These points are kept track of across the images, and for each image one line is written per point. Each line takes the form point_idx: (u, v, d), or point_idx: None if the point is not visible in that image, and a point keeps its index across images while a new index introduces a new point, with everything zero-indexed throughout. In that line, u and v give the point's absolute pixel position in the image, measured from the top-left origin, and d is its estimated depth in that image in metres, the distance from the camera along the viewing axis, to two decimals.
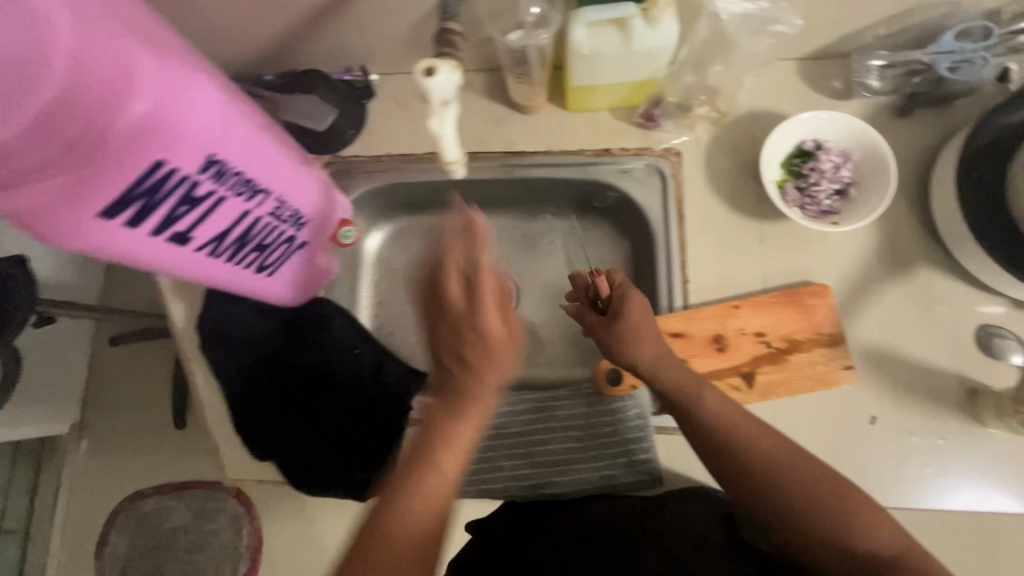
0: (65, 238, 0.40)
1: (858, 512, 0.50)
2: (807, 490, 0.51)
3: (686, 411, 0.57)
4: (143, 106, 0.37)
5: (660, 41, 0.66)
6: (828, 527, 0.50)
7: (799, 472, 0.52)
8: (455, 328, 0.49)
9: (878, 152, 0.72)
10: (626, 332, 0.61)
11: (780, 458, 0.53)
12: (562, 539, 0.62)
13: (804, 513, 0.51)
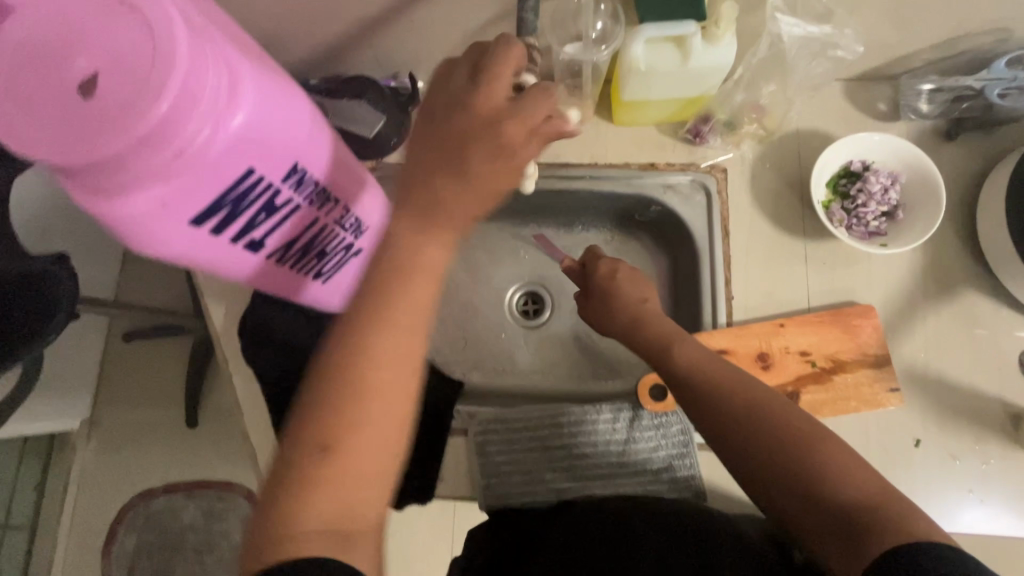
0: (154, 245, 0.39)
1: (831, 463, 0.50)
2: (780, 443, 0.52)
3: (666, 356, 0.64)
4: (243, 115, 0.37)
5: (718, 60, 0.66)
6: (798, 478, 0.50)
7: (772, 420, 0.54)
8: (494, 149, 0.46)
9: (928, 174, 0.72)
10: (610, 286, 0.71)
11: (754, 411, 0.55)
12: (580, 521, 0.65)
13: (776, 466, 0.52)
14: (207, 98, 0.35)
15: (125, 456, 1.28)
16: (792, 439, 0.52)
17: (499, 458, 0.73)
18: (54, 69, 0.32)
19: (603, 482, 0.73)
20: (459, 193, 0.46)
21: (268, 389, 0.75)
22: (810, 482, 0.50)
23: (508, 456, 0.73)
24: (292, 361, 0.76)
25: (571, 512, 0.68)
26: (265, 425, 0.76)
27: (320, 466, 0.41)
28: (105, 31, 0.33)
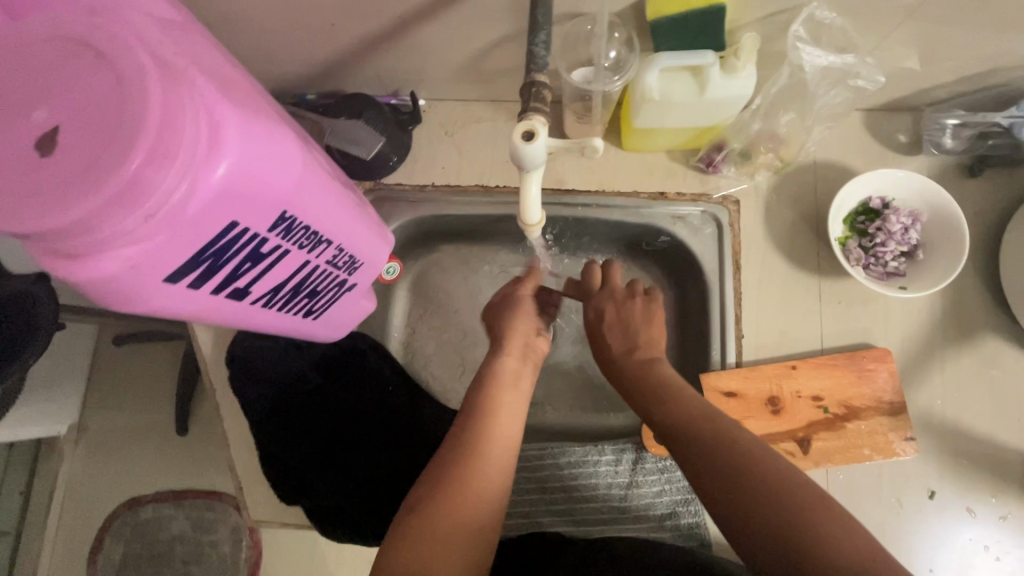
0: (127, 305, 0.36)
1: (810, 514, 0.39)
2: (741, 482, 0.43)
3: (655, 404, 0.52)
4: (226, 169, 0.34)
5: (735, 91, 0.63)
6: (762, 520, 0.40)
7: (737, 452, 0.45)
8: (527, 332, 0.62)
9: (951, 214, 0.69)
10: (608, 319, 0.61)
11: (723, 438, 0.46)
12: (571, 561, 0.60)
13: (734, 501, 0.42)
14: (184, 153, 0.31)
15: (115, 468, 1.09)
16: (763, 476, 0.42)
17: None
18: (11, 122, 0.29)
19: (603, 526, 0.71)
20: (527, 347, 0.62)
21: (256, 422, 0.72)
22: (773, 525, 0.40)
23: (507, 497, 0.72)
24: (283, 394, 0.74)
25: (572, 547, 0.64)
26: (251, 458, 0.73)
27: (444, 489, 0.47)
28: (68, 80, 0.29)
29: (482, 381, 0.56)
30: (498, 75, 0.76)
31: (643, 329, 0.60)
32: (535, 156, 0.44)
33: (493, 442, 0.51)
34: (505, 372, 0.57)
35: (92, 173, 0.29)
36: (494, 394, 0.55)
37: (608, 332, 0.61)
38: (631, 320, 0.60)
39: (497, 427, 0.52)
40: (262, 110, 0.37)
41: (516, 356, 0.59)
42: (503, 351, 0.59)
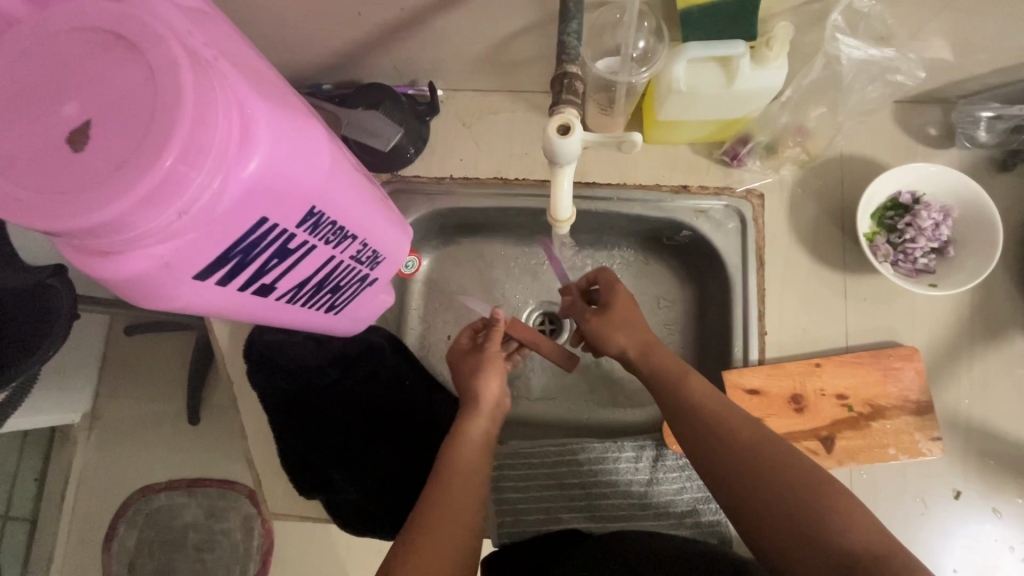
0: (157, 301, 0.35)
1: (818, 495, 0.44)
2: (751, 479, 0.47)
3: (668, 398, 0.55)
4: (258, 164, 0.33)
5: (766, 82, 0.61)
6: (773, 509, 0.45)
7: (740, 451, 0.49)
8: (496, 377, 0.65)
9: (983, 210, 0.67)
10: (618, 319, 0.62)
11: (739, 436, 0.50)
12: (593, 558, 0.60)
13: (749, 497, 0.47)
14: (217, 148, 0.30)
15: (129, 457, 1.10)
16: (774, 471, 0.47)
17: (515, 494, 0.72)
18: (41, 117, 0.28)
19: (622, 522, 0.70)
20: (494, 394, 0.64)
21: (275, 415, 0.72)
22: (783, 513, 0.45)
23: (524, 493, 0.72)
24: (301, 388, 0.74)
25: (592, 541, 0.64)
26: (269, 451, 0.73)
27: (420, 546, 0.51)
28: (100, 72, 0.28)
29: (455, 445, 0.59)
30: (518, 65, 0.74)
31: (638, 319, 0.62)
32: (569, 152, 0.42)
33: (460, 507, 0.54)
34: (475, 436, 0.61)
35: (126, 169, 0.28)
36: (458, 458, 0.58)
37: (614, 326, 0.61)
38: (614, 312, 0.62)
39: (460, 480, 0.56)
40: (290, 103, 0.36)
41: (486, 418, 0.62)
42: (473, 414, 0.62)
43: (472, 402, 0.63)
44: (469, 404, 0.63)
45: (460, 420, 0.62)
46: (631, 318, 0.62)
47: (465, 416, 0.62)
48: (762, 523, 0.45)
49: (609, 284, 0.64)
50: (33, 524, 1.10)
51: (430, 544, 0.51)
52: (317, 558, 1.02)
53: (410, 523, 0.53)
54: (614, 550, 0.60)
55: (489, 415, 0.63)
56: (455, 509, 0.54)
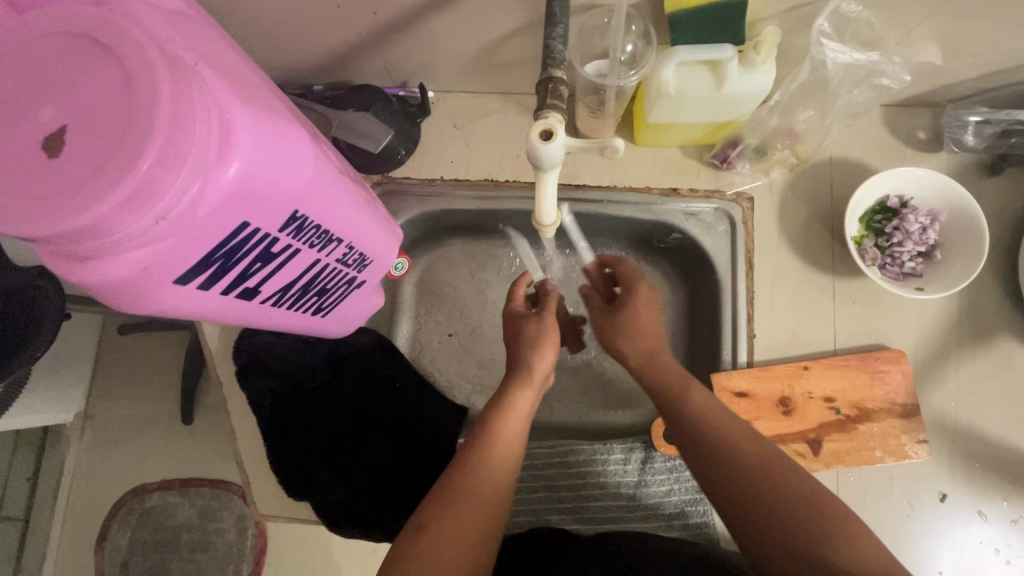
0: (137, 305, 0.35)
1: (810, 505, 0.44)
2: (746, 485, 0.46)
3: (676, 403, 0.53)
4: (238, 169, 0.33)
5: (754, 86, 0.61)
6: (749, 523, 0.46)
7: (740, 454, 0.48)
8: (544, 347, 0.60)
9: (970, 214, 0.68)
10: (624, 325, 0.58)
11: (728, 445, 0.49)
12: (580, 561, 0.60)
13: (729, 508, 0.47)
14: (195, 153, 0.30)
15: (121, 457, 1.09)
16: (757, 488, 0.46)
17: None
18: (16, 122, 0.28)
19: (610, 523, 0.71)
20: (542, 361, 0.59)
21: (263, 418, 0.72)
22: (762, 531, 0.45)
23: (514, 495, 0.72)
24: (291, 390, 0.74)
25: (580, 542, 0.64)
26: (259, 452, 0.73)
27: (445, 519, 0.47)
28: (78, 77, 0.28)
29: (496, 413, 0.55)
30: (509, 67, 0.74)
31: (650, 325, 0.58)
32: (551, 156, 0.42)
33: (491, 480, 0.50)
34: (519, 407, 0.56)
35: (102, 174, 0.28)
36: (501, 424, 0.54)
37: (622, 332, 0.58)
38: (623, 314, 0.59)
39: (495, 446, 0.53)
40: (272, 107, 0.36)
41: (531, 389, 0.58)
42: (517, 383, 0.58)
43: (515, 370, 0.59)
44: (514, 370, 0.59)
45: (505, 387, 0.58)
46: (639, 323, 0.58)
47: (512, 385, 0.57)
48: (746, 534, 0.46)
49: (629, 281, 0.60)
50: (25, 523, 1.09)
51: (454, 514, 0.48)
52: (310, 559, 1.02)
53: (438, 490, 0.49)
54: (601, 553, 0.60)
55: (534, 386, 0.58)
56: (487, 481, 0.50)
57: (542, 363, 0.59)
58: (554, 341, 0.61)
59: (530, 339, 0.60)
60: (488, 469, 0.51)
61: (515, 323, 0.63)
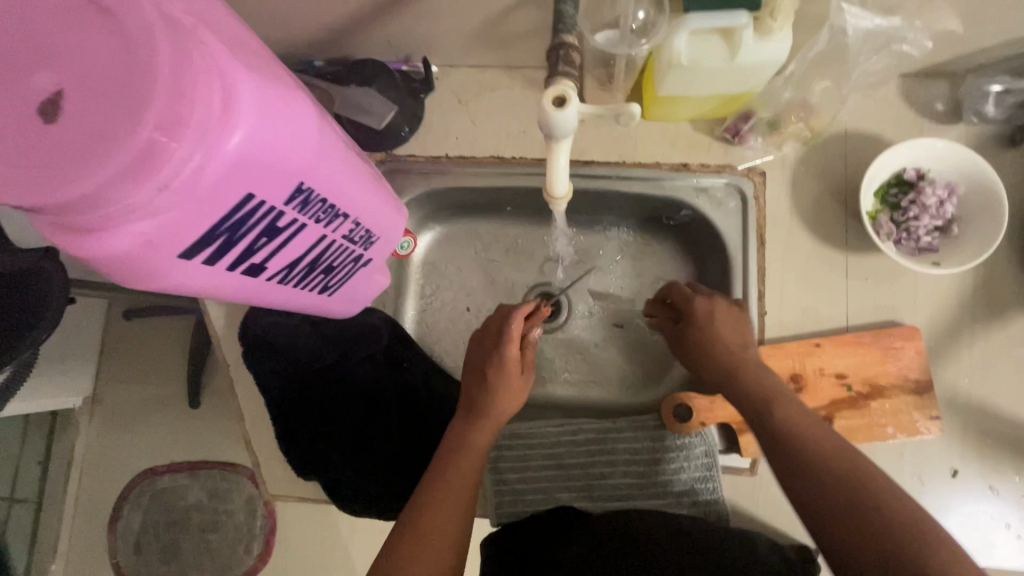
0: (141, 280, 0.35)
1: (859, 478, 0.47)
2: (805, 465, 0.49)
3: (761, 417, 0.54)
4: (241, 138, 0.31)
5: (770, 56, 0.59)
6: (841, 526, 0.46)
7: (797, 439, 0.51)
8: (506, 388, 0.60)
9: (990, 186, 0.66)
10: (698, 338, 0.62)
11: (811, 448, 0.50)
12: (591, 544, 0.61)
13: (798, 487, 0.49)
14: (196, 122, 0.29)
15: (131, 440, 1.10)
16: (852, 497, 0.46)
17: (514, 475, 0.72)
18: (6, 83, 0.25)
19: (619, 501, 0.71)
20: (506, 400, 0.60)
21: (270, 399, 0.72)
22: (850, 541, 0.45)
23: (522, 474, 0.72)
24: (297, 371, 0.74)
25: (588, 521, 0.64)
26: (268, 433, 0.73)
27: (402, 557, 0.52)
28: None
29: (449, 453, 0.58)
30: (515, 40, 0.72)
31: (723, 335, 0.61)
32: (565, 125, 0.41)
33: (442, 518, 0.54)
34: (475, 451, 0.58)
35: (99, 143, 0.27)
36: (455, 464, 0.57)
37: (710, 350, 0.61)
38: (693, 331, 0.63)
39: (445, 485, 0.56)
40: (275, 74, 0.34)
41: (489, 435, 0.60)
42: (477, 428, 0.59)
43: (480, 416, 0.60)
44: (478, 417, 0.59)
45: (461, 430, 0.60)
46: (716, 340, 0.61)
47: (466, 428, 0.59)
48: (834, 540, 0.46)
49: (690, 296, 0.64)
50: (38, 505, 1.10)
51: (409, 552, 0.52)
52: (320, 538, 1.03)
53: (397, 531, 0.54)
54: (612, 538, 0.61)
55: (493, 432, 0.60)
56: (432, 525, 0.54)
57: (505, 409, 0.60)
58: (522, 388, 0.61)
59: (503, 393, 0.60)
60: (437, 514, 0.55)
61: (501, 376, 0.60)
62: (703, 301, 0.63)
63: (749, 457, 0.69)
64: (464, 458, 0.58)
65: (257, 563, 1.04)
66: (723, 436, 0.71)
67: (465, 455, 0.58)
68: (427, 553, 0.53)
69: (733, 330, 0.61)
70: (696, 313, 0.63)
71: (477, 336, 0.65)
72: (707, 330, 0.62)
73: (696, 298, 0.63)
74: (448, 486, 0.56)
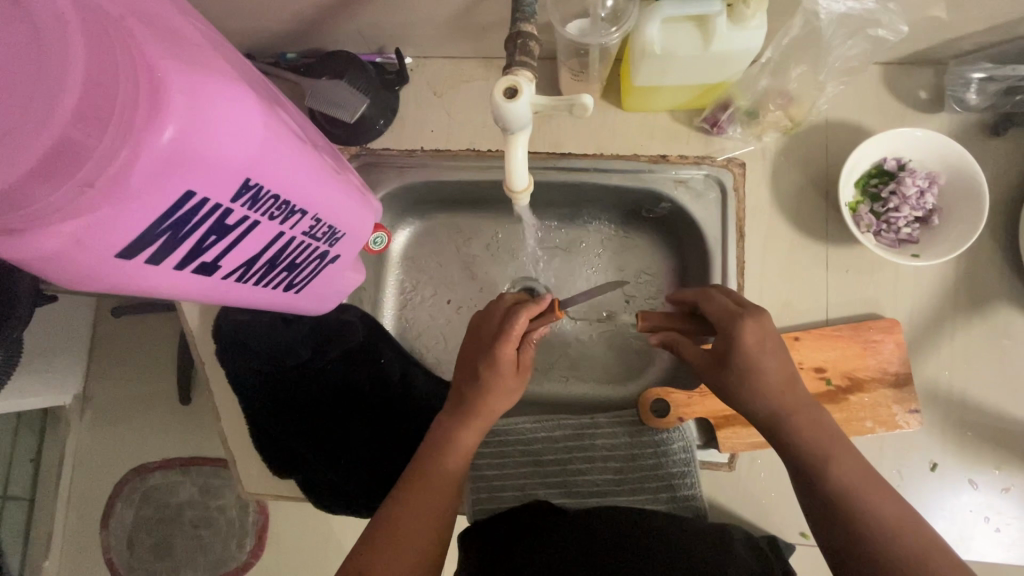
0: (80, 282, 0.34)
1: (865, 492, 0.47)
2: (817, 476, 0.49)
3: (774, 428, 0.51)
4: (174, 133, 0.31)
5: (744, 43, 0.58)
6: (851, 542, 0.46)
7: (812, 445, 0.50)
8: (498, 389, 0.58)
9: (971, 176, 0.65)
10: (745, 376, 0.51)
11: (828, 458, 0.49)
12: (567, 535, 0.60)
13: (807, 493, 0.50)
14: (118, 117, 0.29)
15: (119, 438, 1.08)
16: (852, 514, 0.47)
17: (490, 471, 0.71)
18: None
19: (597, 498, 0.70)
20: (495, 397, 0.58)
21: (246, 397, 0.72)
22: (840, 540, 0.47)
23: (500, 470, 0.71)
24: (272, 369, 0.73)
25: (563, 516, 0.64)
26: (244, 432, 0.72)
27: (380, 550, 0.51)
28: None
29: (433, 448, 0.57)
30: (489, 30, 0.70)
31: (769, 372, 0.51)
32: (518, 116, 0.42)
33: (422, 510, 0.53)
34: (461, 448, 0.57)
35: (13, 139, 0.27)
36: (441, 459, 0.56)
37: (754, 390, 0.51)
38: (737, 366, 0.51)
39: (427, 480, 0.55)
40: (215, 65, 0.34)
41: (477, 434, 0.58)
42: (465, 426, 0.57)
43: (470, 413, 0.58)
44: (468, 414, 0.58)
45: (447, 427, 0.58)
46: (766, 376, 0.51)
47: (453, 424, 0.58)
48: (842, 553, 0.47)
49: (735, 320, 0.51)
50: (30, 503, 1.10)
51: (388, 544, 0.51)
52: (309, 533, 1.03)
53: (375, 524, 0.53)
54: (590, 531, 0.60)
55: (481, 431, 0.58)
56: (412, 520, 0.53)
57: (495, 408, 0.58)
58: (515, 389, 0.59)
59: (495, 391, 0.58)
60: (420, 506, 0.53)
61: (496, 374, 0.57)
62: (753, 328, 0.51)
63: (727, 452, 0.68)
64: (450, 456, 0.57)
65: (249, 559, 1.04)
66: (701, 430, 0.70)
67: (452, 452, 0.57)
68: (407, 552, 0.51)
69: (777, 363, 0.51)
70: (743, 344, 0.51)
71: (473, 325, 0.62)
72: (747, 361, 0.51)
73: (747, 325, 0.51)
74: (431, 479, 0.55)
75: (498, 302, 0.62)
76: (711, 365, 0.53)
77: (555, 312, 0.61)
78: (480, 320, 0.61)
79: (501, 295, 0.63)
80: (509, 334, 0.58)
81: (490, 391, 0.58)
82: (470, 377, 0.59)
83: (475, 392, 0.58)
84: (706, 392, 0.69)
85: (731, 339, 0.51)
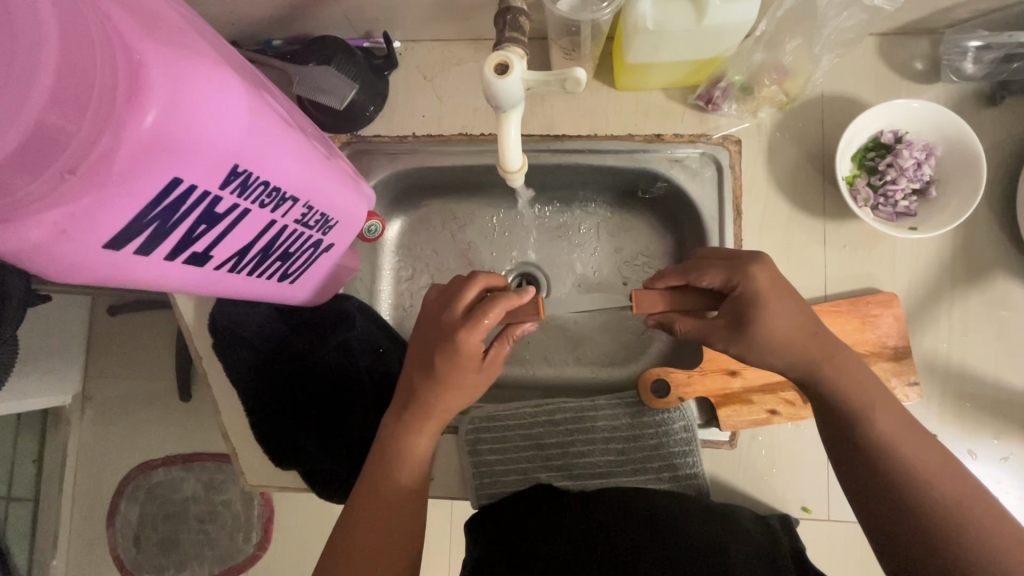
0: (64, 275, 0.34)
1: (904, 447, 0.49)
2: (864, 436, 0.50)
3: (820, 392, 0.52)
4: (155, 118, 0.30)
5: (738, 17, 0.56)
6: (891, 521, 0.48)
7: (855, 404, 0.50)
8: (456, 388, 0.57)
9: (970, 147, 0.64)
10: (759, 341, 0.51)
11: (867, 411, 0.50)
12: (590, 503, 0.62)
13: (848, 450, 0.51)
14: (97, 103, 0.29)
15: (121, 435, 1.08)
16: (891, 471, 0.48)
17: (493, 456, 0.70)
18: None
19: (599, 479, 0.70)
20: (451, 397, 0.57)
21: (244, 390, 0.71)
22: (879, 488, 0.49)
23: (503, 455, 0.71)
24: (267, 361, 0.73)
25: (564, 500, 0.64)
26: (245, 425, 0.72)
27: (348, 553, 0.54)
28: None
29: (384, 454, 0.57)
30: (477, 11, 0.69)
31: (780, 320, 0.50)
32: (511, 93, 0.42)
33: (382, 514, 0.55)
34: (411, 451, 0.57)
35: None
36: (396, 469, 0.57)
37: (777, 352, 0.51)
38: (750, 327, 0.51)
39: (386, 486, 0.56)
40: (196, 47, 0.33)
41: (431, 436, 0.58)
42: (416, 431, 0.57)
43: (421, 418, 0.57)
44: (421, 418, 0.57)
45: (397, 430, 0.57)
46: (779, 333, 0.51)
47: (408, 427, 0.57)
48: (875, 494, 0.49)
49: (741, 280, 0.51)
50: (36, 504, 1.10)
51: (350, 551, 0.54)
52: (316, 523, 1.04)
53: (339, 527, 0.55)
54: (610, 504, 0.61)
55: (434, 432, 0.58)
56: (371, 524, 0.55)
57: (449, 407, 0.58)
58: (478, 389, 0.58)
59: (450, 386, 0.56)
60: (374, 510, 0.55)
61: (455, 367, 0.55)
62: (762, 272, 0.51)
63: (729, 430, 0.69)
64: (402, 466, 0.57)
65: (256, 551, 1.05)
66: (702, 409, 0.71)
67: (405, 457, 0.57)
68: (373, 551, 0.54)
69: (782, 326, 0.51)
70: (758, 292, 0.51)
71: (430, 308, 0.59)
72: (758, 316, 0.50)
73: (756, 270, 0.51)
74: (381, 486, 0.56)
75: (468, 283, 0.57)
76: (733, 330, 0.52)
77: (538, 314, 0.58)
78: (443, 304, 0.57)
79: (473, 274, 0.59)
80: (477, 322, 0.54)
81: (446, 394, 0.57)
82: (426, 369, 0.56)
83: (424, 391, 0.57)
84: (705, 370, 0.69)
85: (748, 290, 0.51)
